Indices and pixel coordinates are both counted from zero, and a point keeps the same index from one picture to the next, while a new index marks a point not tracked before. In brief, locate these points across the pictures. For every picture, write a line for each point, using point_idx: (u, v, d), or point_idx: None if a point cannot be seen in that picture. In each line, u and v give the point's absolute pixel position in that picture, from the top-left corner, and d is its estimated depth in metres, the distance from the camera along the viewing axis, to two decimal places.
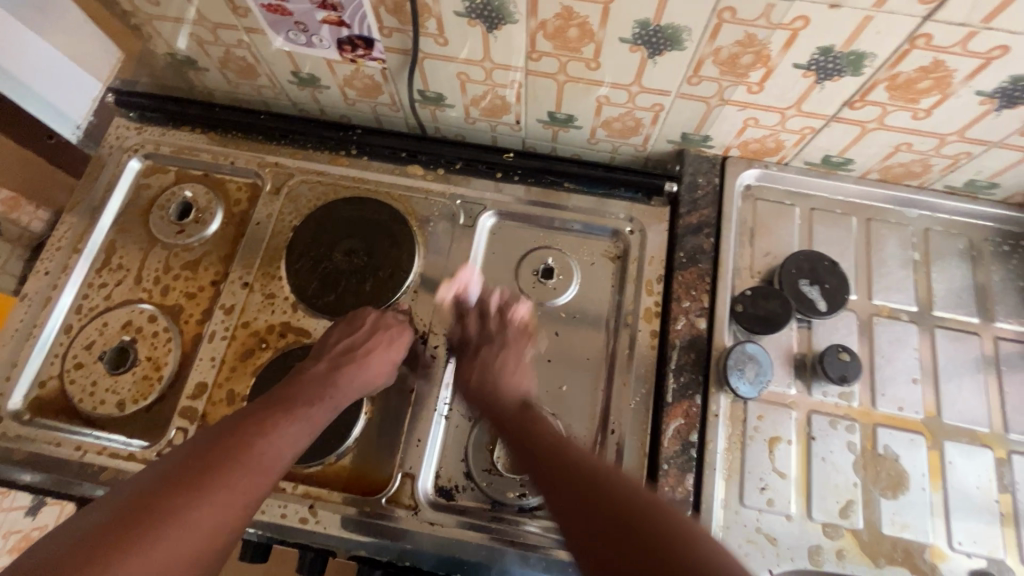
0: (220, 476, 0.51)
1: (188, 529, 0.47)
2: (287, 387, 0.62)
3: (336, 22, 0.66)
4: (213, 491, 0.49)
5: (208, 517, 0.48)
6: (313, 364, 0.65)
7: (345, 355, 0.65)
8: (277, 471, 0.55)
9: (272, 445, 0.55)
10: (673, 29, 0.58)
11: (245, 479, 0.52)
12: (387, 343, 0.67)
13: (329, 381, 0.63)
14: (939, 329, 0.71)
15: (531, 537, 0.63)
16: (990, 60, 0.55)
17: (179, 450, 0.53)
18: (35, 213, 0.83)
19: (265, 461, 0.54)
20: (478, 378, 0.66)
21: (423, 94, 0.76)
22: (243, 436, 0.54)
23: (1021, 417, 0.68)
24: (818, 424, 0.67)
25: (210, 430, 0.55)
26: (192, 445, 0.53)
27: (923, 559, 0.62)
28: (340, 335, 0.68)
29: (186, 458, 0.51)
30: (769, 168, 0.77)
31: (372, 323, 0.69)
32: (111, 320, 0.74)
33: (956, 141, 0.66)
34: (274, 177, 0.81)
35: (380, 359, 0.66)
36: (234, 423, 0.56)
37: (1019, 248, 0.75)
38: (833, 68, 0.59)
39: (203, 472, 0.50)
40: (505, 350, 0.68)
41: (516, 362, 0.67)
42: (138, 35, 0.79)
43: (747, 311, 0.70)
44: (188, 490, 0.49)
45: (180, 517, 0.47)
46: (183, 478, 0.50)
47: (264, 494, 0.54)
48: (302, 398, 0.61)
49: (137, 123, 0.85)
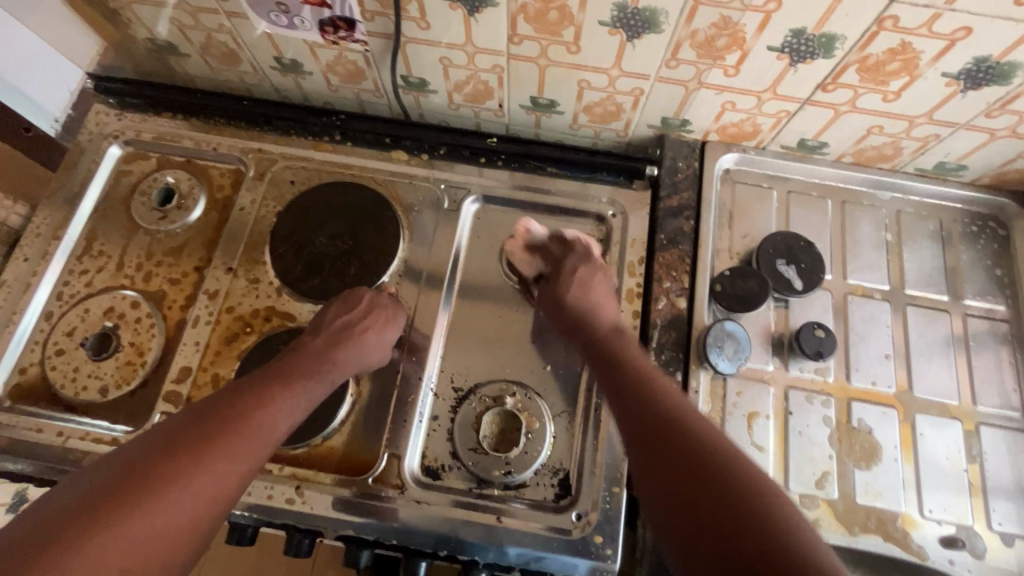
0: (219, 445, 0.52)
1: (188, 495, 0.48)
2: (284, 360, 0.62)
3: (318, 4, 0.66)
4: (214, 458, 0.51)
5: (208, 484, 0.50)
6: (310, 340, 0.65)
7: (343, 332, 0.65)
8: (273, 442, 0.56)
9: (268, 418, 0.56)
10: (650, 11, 0.59)
11: (243, 448, 0.53)
12: (383, 322, 0.68)
13: (324, 358, 0.63)
14: (911, 307, 0.73)
15: (517, 513, 0.64)
16: (954, 41, 0.57)
17: (180, 415, 0.54)
18: (12, 207, 0.80)
19: (263, 431, 0.55)
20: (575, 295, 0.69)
21: (406, 79, 0.76)
22: (242, 408, 0.55)
23: (988, 390, 0.70)
24: (795, 399, 0.69)
25: (209, 399, 0.56)
26: (194, 411, 0.54)
27: (895, 527, 0.64)
28: (335, 313, 0.68)
29: (184, 427, 0.52)
30: (746, 152, 0.78)
31: (367, 304, 0.69)
32: (92, 306, 0.73)
33: (925, 123, 0.68)
34: (258, 163, 0.80)
35: (376, 338, 0.66)
36: (232, 393, 0.56)
37: (986, 229, 0.78)
38: (805, 50, 0.61)
39: (201, 440, 0.51)
40: (599, 276, 0.71)
41: (608, 290, 0.71)
42: (117, 20, 0.78)
43: (725, 291, 0.72)
44: (187, 457, 0.50)
45: (179, 484, 0.48)
46: (182, 445, 0.50)
47: (261, 464, 0.55)
48: (299, 373, 0.61)
49: (117, 109, 0.84)
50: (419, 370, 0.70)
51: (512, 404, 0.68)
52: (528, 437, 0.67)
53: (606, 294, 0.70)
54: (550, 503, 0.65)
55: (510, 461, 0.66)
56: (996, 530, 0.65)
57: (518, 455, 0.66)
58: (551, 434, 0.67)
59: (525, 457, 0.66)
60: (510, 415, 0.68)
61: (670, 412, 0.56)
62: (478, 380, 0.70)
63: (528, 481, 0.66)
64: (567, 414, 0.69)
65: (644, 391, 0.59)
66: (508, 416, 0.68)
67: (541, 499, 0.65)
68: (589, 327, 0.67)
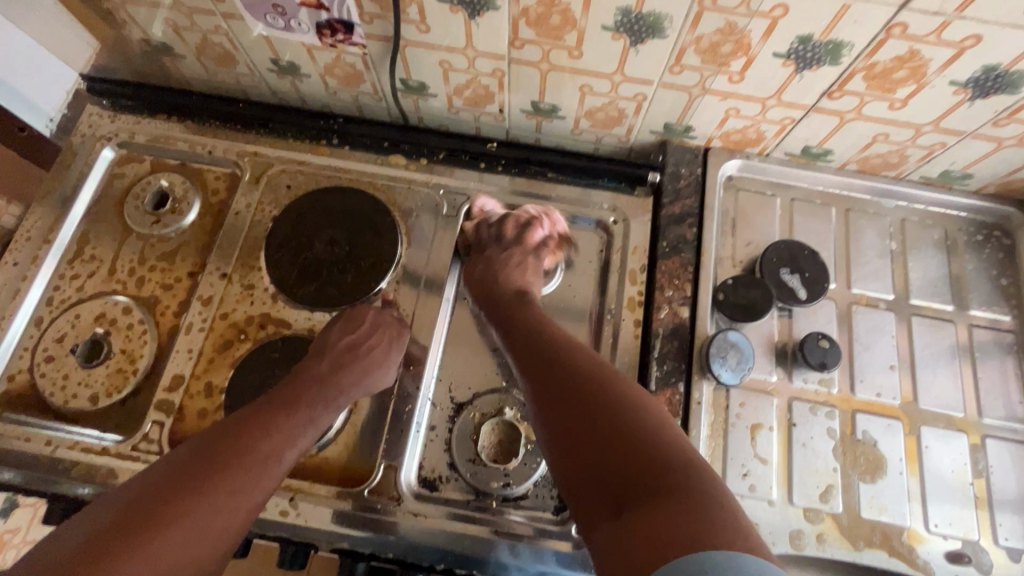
0: (224, 480, 0.50)
1: (193, 534, 0.47)
2: (289, 385, 0.61)
3: (315, 5, 0.65)
4: (219, 494, 0.50)
5: (213, 521, 0.48)
6: (315, 361, 0.64)
7: (348, 354, 0.64)
8: (280, 472, 0.55)
9: (274, 448, 0.54)
10: (654, 16, 0.58)
11: (249, 482, 0.52)
12: (387, 343, 0.67)
13: (331, 383, 0.62)
14: (916, 317, 0.72)
15: (515, 526, 0.63)
16: (963, 49, 0.56)
17: (181, 449, 0.52)
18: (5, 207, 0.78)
19: (269, 463, 0.54)
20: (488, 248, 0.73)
21: (406, 82, 0.75)
22: (247, 439, 0.54)
23: (994, 402, 0.69)
24: (799, 411, 0.68)
25: (211, 430, 0.54)
26: (196, 444, 0.53)
27: (901, 542, 0.63)
28: (340, 332, 0.67)
29: (189, 460, 0.51)
30: (750, 159, 0.77)
31: (371, 321, 0.68)
32: (83, 312, 0.72)
33: (932, 131, 0.67)
34: (253, 166, 0.79)
35: (380, 358, 0.66)
36: (236, 423, 0.55)
37: (992, 238, 0.77)
38: (811, 58, 0.60)
39: (206, 476, 0.50)
40: (507, 255, 0.71)
41: (520, 264, 0.70)
42: (111, 21, 0.77)
43: (728, 300, 0.71)
44: (193, 493, 0.49)
45: (183, 523, 0.47)
46: (185, 482, 0.49)
47: (266, 497, 0.54)
48: (305, 398, 0.60)
49: (111, 111, 0.83)
50: (416, 379, 0.69)
51: (511, 414, 0.67)
52: (527, 447, 0.66)
53: (512, 259, 0.71)
54: (549, 516, 0.64)
55: (508, 473, 0.65)
56: (1003, 545, 0.64)
57: (516, 466, 0.65)
58: None
59: (524, 469, 0.65)
60: (508, 425, 0.67)
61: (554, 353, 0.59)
62: (477, 390, 0.69)
63: (527, 492, 0.65)
64: None
65: (551, 361, 0.58)
66: (507, 427, 0.67)
67: (540, 512, 0.64)
68: (494, 297, 0.68)
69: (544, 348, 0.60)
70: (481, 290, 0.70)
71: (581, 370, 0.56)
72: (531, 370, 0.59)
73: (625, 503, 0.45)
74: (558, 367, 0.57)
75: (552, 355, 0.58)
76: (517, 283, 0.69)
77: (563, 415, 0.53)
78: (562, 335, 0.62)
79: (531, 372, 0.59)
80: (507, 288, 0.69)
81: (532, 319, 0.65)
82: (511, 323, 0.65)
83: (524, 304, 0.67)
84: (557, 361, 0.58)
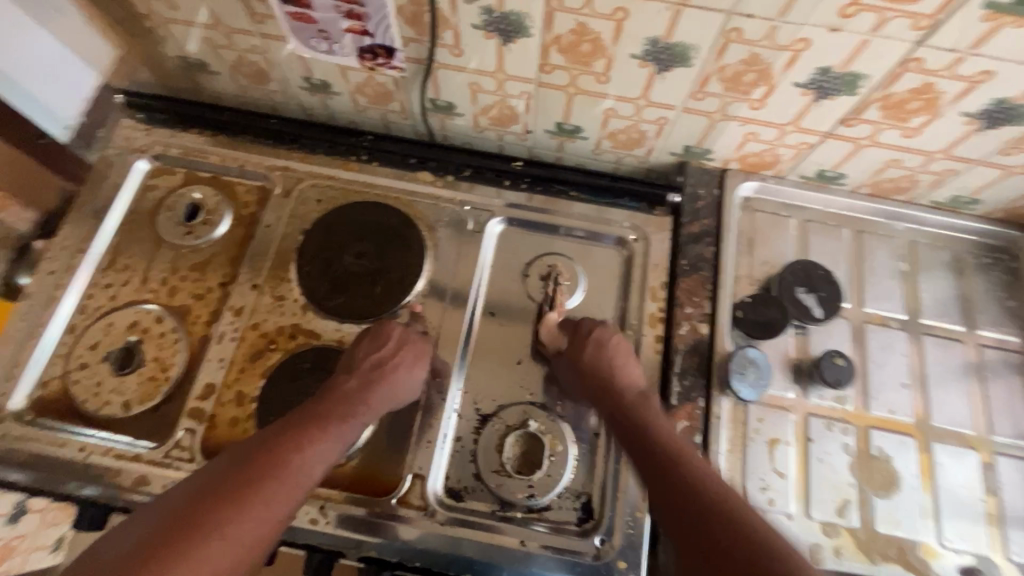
0: (258, 492, 0.52)
1: (229, 545, 0.48)
2: (320, 401, 0.62)
3: (360, 31, 0.68)
4: (253, 506, 0.51)
5: (248, 531, 0.50)
6: (344, 379, 0.65)
7: (375, 371, 0.66)
8: (310, 485, 0.56)
9: (305, 462, 0.56)
10: (681, 47, 0.60)
11: (281, 494, 0.53)
12: (413, 359, 0.68)
13: (358, 399, 0.63)
14: (927, 337, 0.75)
15: (539, 536, 0.65)
16: (975, 84, 0.59)
17: (218, 462, 0.54)
18: (20, 213, 0.80)
19: (300, 477, 0.55)
20: (592, 353, 0.68)
21: (434, 102, 0.78)
22: (279, 452, 0.55)
23: (1003, 420, 0.71)
24: (815, 427, 0.70)
25: (245, 443, 0.56)
26: (232, 458, 0.54)
27: (916, 557, 0.65)
28: (367, 350, 0.68)
29: (225, 473, 0.53)
30: (766, 181, 0.80)
31: (399, 338, 0.70)
32: (116, 320, 0.73)
33: (942, 158, 0.70)
34: (284, 180, 0.81)
35: (407, 375, 0.67)
36: (268, 440, 0.56)
37: (998, 261, 0.79)
38: (830, 88, 0.62)
39: (242, 487, 0.52)
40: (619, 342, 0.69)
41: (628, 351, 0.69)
42: (149, 37, 0.79)
43: (746, 318, 0.73)
44: (230, 504, 0.50)
45: (221, 532, 0.49)
46: (223, 494, 0.51)
47: (296, 509, 0.55)
48: (335, 413, 0.61)
49: (145, 124, 0.85)
50: (442, 391, 0.71)
51: (535, 427, 0.69)
52: (551, 459, 0.67)
53: (625, 355, 0.69)
54: (573, 527, 0.65)
55: (532, 484, 0.66)
56: (1014, 561, 0.65)
57: (541, 478, 0.66)
58: (574, 457, 0.68)
59: (548, 480, 0.66)
60: (532, 437, 0.68)
61: (703, 490, 0.54)
62: (501, 403, 0.70)
63: (551, 504, 0.66)
64: (589, 438, 0.69)
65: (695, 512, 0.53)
66: (532, 439, 0.69)
67: (563, 523, 0.66)
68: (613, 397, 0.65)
69: (698, 491, 0.54)
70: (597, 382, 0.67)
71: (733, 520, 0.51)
72: (675, 504, 0.55)
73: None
74: (712, 514, 0.52)
75: (700, 494, 0.54)
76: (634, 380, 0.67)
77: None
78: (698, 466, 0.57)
79: (672, 519, 0.54)
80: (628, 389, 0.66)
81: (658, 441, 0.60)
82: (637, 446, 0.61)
83: (649, 415, 0.63)
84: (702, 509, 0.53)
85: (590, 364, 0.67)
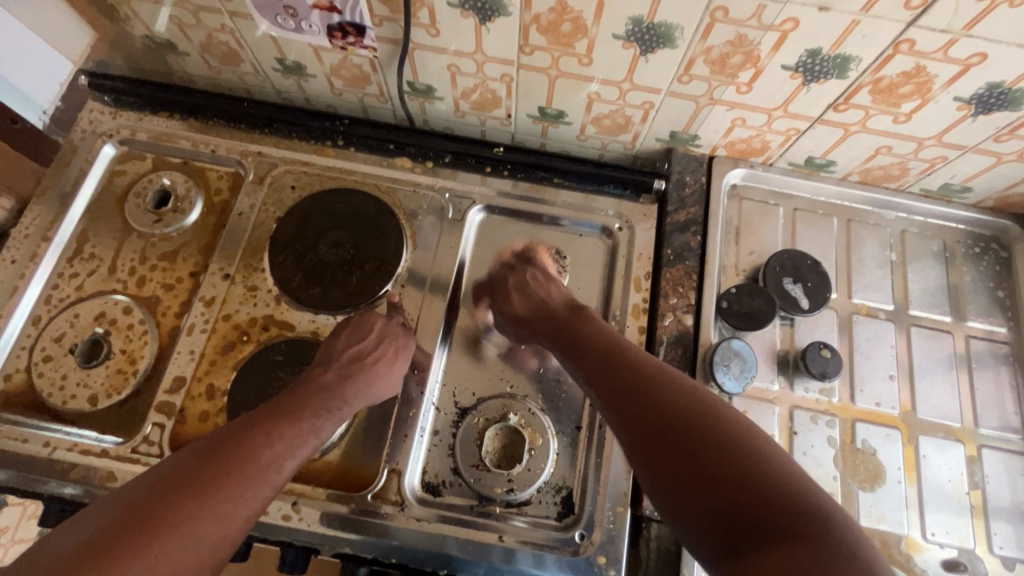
0: (224, 484, 0.50)
1: (192, 541, 0.46)
2: (294, 394, 0.60)
3: (327, 7, 0.65)
4: (219, 500, 0.49)
5: (213, 527, 0.47)
6: (320, 371, 0.63)
7: (353, 365, 0.64)
8: (280, 482, 0.54)
9: (276, 456, 0.54)
10: (665, 27, 0.58)
11: (248, 488, 0.51)
12: (393, 354, 0.66)
13: (334, 394, 0.61)
14: (914, 328, 0.73)
15: (518, 531, 0.63)
16: (968, 67, 0.57)
17: (183, 453, 0.52)
18: None
19: (270, 472, 0.53)
20: (517, 303, 0.69)
21: (412, 85, 0.75)
22: (249, 446, 0.53)
23: (989, 412, 0.71)
24: (800, 419, 0.68)
25: (213, 435, 0.54)
26: (198, 448, 0.52)
27: (899, 551, 0.64)
28: (347, 341, 0.66)
29: (190, 462, 0.50)
30: (754, 168, 0.78)
31: (380, 331, 0.68)
32: (82, 311, 0.71)
33: (934, 145, 0.68)
34: (257, 166, 0.79)
35: (387, 369, 0.65)
36: (237, 432, 0.54)
37: (989, 251, 0.78)
38: (819, 71, 0.60)
39: (207, 480, 0.49)
40: (529, 273, 0.71)
41: (548, 279, 0.70)
42: (114, 16, 0.76)
43: (732, 308, 0.71)
44: (194, 498, 0.48)
45: (183, 527, 0.46)
46: (186, 487, 0.48)
47: (265, 505, 0.53)
48: (310, 407, 0.59)
49: (112, 107, 0.82)
50: (421, 384, 0.69)
51: (515, 420, 0.67)
52: (530, 453, 0.66)
53: (538, 284, 0.69)
54: (553, 522, 0.64)
55: (512, 478, 0.65)
56: (997, 554, 0.65)
57: (520, 472, 0.65)
58: (554, 450, 0.66)
59: (527, 475, 0.65)
60: (512, 431, 0.67)
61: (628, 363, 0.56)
62: (481, 396, 0.69)
63: (530, 498, 0.65)
64: (570, 431, 0.68)
65: (642, 394, 0.52)
66: (511, 433, 0.67)
67: (543, 518, 0.64)
68: (549, 315, 0.66)
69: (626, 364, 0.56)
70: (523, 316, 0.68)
71: (680, 397, 0.50)
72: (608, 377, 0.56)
73: (734, 557, 0.41)
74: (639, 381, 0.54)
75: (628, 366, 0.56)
76: (562, 297, 0.68)
77: (658, 450, 0.48)
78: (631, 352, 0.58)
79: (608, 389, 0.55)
80: (556, 305, 0.67)
81: (603, 339, 0.60)
82: (580, 343, 0.61)
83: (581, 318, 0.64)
84: (647, 391, 0.52)
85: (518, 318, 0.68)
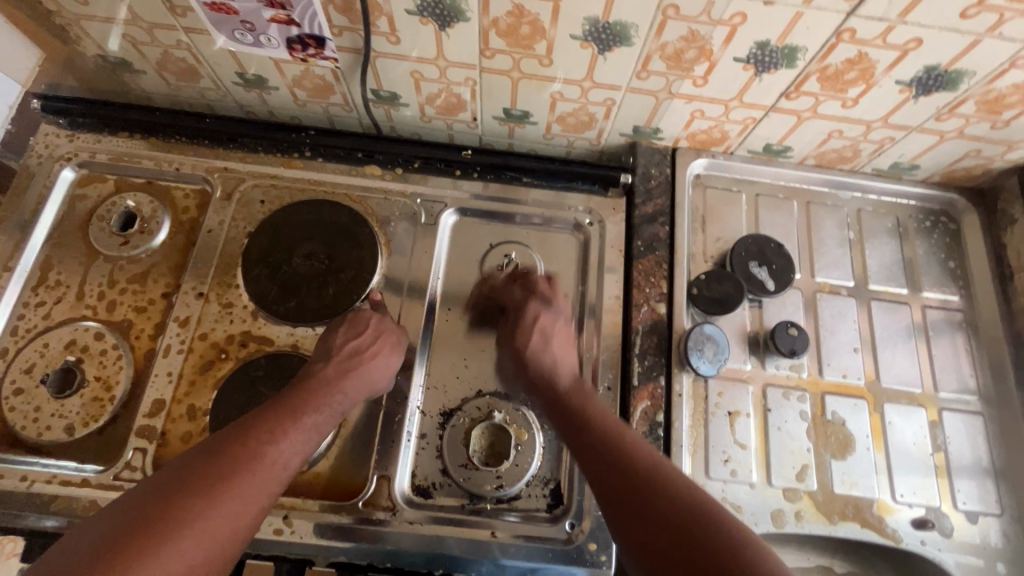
0: (230, 483, 0.50)
1: (205, 539, 0.47)
2: (294, 391, 0.60)
3: (285, 21, 0.65)
4: (228, 498, 0.50)
5: (224, 524, 0.49)
6: (321, 365, 0.63)
7: (351, 359, 0.64)
8: (287, 478, 0.55)
9: (281, 453, 0.55)
10: (620, 25, 0.60)
11: (254, 486, 0.52)
12: (390, 348, 0.67)
13: (334, 389, 0.62)
14: (874, 301, 0.77)
15: (511, 526, 0.65)
16: (906, 52, 0.60)
17: (188, 455, 0.53)
18: None
19: (276, 471, 0.54)
20: (537, 344, 0.68)
21: (377, 93, 0.75)
22: (253, 445, 0.54)
23: (947, 376, 0.75)
24: (773, 396, 0.71)
25: (217, 436, 0.54)
26: (205, 448, 0.53)
27: (871, 513, 0.68)
28: (344, 337, 0.66)
29: (197, 463, 0.51)
30: (716, 157, 0.81)
31: (375, 327, 0.68)
32: (51, 340, 0.69)
33: (881, 127, 0.71)
34: (225, 182, 0.78)
35: (382, 365, 0.65)
36: (241, 432, 0.55)
37: (939, 224, 0.82)
38: (769, 61, 0.63)
39: (217, 481, 0.50)
40: (559, 323, 0.70)
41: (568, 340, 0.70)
42: (65, 37, 0.74)
43: (702, 295, 0.74)
44: (200, 500, 0.49)
45: (194, 526, 0.47)
46: (198, 484, 0.50)
47: (273, 501, 0.54)
48: (311, 404, 0.60)
49: (67, 129, 0.80)
50: (404, 389, 0.69)
51: (500, 418, 0.68)
52: (517, 449, 0.67)
53: (557, 343, 0.69)
54: (544, 514, 0.66)
55: (501, 474, 0.66)
56: (961, 509, 0.69)
57: (509, 468, 0.66)
58: (541, 444, 0.68)
59: (516, 470, 0.66)
60: (498, 428, 0.68)
61: (624, 453, 0.57)
62: (465, 396, 0.70)
63: (520, 493, 0.66)
64: None
65: (634, 491, 0.54)
66: (497, 430, 0.68)
67: (534, 511, 0.66)
68: (552, 386, 0.66)
69: (620, 454, 0.57)
70: (532, 368, 0.67)
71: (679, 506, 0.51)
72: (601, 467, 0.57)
73: None
74: (629, 470, 0.56)
75: (620, 454, 0.57)
76: (569, 367, 0.68)
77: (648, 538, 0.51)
78: (624, 438, 0.59)
79: (605, 478, 0.56)
80: (564, 376, 0.67)
81: (607, 432, 0.60)
82: (580, 436, 0.61)
83: (580, 399, 0.64)
84: (647, 494, 0.53)
85: (531, 364, 0.67)
